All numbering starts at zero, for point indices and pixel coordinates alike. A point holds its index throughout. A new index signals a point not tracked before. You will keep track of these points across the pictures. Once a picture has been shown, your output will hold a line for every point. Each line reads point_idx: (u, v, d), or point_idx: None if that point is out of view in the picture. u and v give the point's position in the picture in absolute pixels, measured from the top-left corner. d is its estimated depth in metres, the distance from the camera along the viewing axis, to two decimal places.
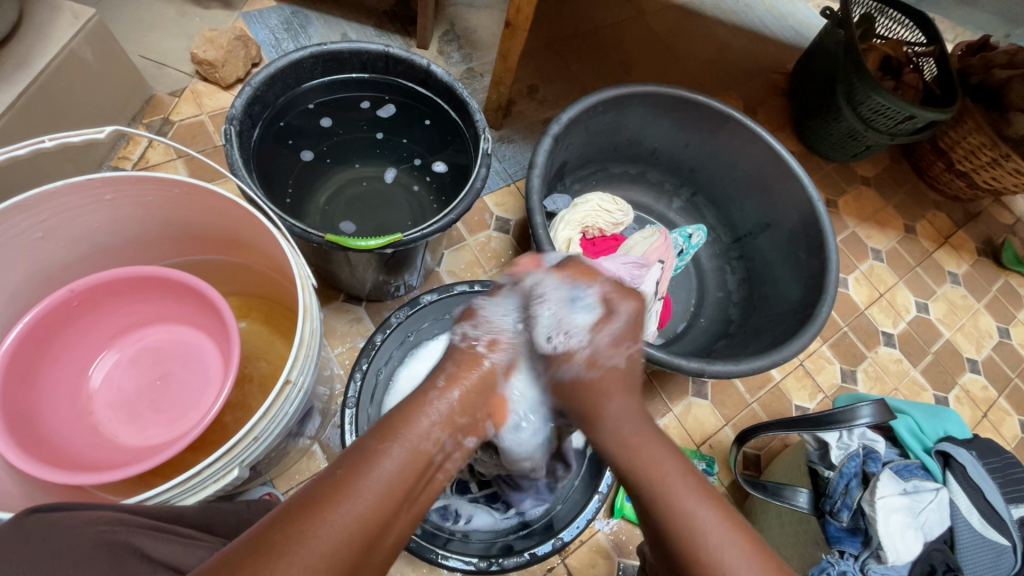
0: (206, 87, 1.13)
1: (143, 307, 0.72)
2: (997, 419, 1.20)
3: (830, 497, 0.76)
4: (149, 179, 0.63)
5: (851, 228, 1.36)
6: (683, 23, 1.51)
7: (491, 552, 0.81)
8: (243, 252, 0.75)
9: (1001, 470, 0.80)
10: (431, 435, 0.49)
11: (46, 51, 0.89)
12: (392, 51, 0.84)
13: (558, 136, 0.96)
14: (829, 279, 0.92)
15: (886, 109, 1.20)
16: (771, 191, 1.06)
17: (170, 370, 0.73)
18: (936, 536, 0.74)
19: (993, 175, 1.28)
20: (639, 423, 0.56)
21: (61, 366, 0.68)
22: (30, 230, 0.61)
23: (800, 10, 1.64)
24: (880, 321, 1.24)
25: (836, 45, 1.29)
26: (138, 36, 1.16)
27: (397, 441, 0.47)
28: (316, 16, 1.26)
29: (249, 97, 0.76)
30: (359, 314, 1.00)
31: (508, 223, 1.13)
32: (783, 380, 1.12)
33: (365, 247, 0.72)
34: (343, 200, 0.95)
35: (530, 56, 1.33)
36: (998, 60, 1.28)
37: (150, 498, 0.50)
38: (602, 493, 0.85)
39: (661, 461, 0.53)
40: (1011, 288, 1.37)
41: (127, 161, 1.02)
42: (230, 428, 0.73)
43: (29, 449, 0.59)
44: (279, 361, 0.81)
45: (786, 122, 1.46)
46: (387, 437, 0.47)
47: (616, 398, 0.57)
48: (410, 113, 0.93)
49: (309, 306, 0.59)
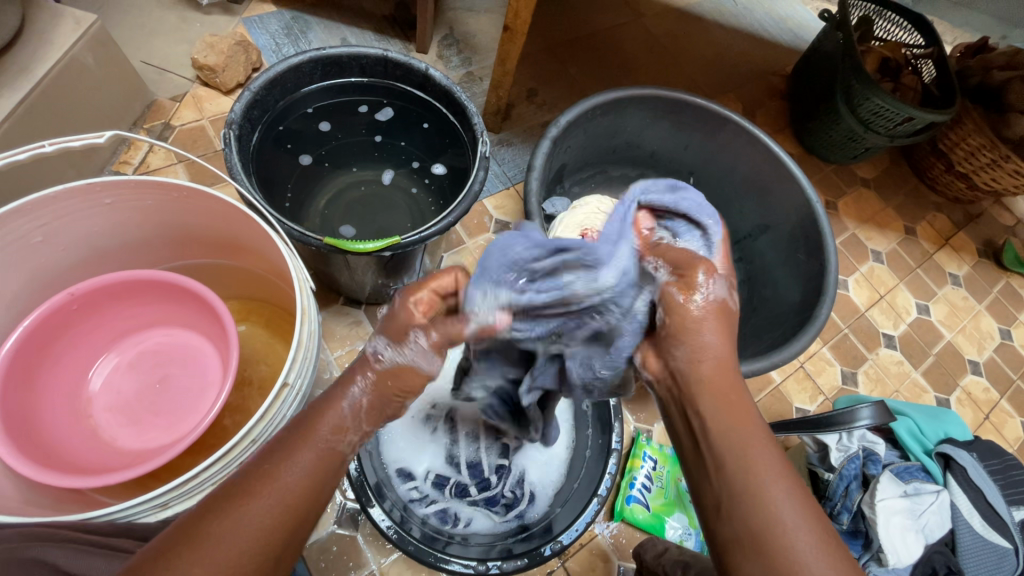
0: (207, 93, 1.14)
1: (143, 310, 0.73)
2: (999, 421, 1.20)
3: (830, 499, 0.77)
4: (148, 184, 0.64)
5: (851, 230, 1.36)
6: (682, 26, 1.51)
7: (490, 556, 0.80)
8: (242, 256, 0.76)
9: (1002, 472, 0.80)
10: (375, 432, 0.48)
11: (48, 57, 0.89)
12: (390, 55, 0.84)
13: (557, 139, 0.96)
14: (829, 280, 0.92)
15: (885, 110, 1.21)
16: (770, 193, 1.06)
17: (168, 373, 0.73)
18: (938, 538, 0.74)
19: (993, 176, 1.28)
20: (738, 385, 0.50)
21: (61, 370, 0.68)
22: (29, 234, 0.61)
23: (798, 13, 1.64)
24: (881, 322, 1.24)
25: (834, 47, 1.29)
26: (139, 42, 1.17)
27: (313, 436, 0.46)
28: (316, 21, 1.26)
29: (248, 101, 0.77)
30: (359, 317, 1.00)
31: (508, 226, 1.13)
32: (784, 382, 1.12)
33: (364, 251, 0.72)
34: (343, 203, 0.95)
35: (529, 60, 1.34)
36: (996, 62, 1.29)
37: (115, 512, 0.49)
38: (601, 496, 0.85)
39: (750, 426, 0.47)
40: (1012, 289, 1.37)
41: (127, 165, 1.03)
42: (228, 431, 0.73)
43: (28, 453, 0.59)
44: (279, 364, 0.81)
45: (786, 124, 1.46)
46: (305, 430, 0.46)
47: (713, 362, 0.50)
48: (408, 116, 0.94)
49: (307, 309, 0.60)
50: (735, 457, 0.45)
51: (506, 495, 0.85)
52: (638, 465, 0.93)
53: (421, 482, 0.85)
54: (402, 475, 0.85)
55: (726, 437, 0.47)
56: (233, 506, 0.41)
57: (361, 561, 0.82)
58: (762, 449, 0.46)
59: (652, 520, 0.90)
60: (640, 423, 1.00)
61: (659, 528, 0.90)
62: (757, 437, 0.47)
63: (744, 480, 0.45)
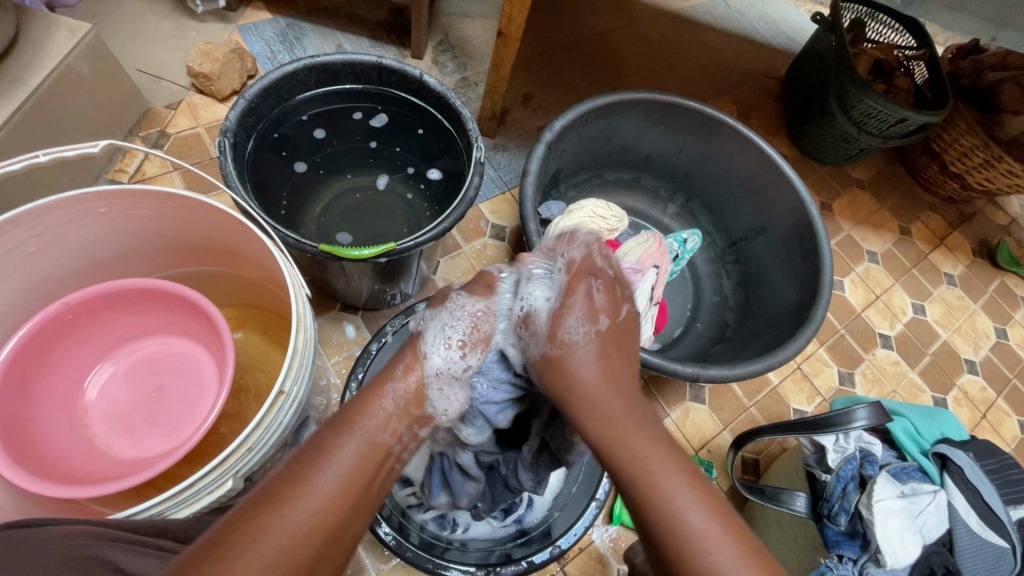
0: (202, 100, 1.14)
1: (139, 319, 0.73)
2: (996, 420, 1.20)
3: (828, 501, 0.76)
4: (144, 193, 0.64)
5: (846, 231, 1.36)
6: (675, 30, 1.52)
7: (490, 561, 0.80)
8: (238, 263, 0.76)
9: (999, 472, 0.80)
10: (387, 428, 0.49)
11: (43, 66, 0.90)
12: (385, 62, 0.84)
13: (551, 143, 0.96)
14: (824, 282, 0.92)
15: (877, 112, 1.21)
16: (765, 196, 1.07)
17: (165, 382, 0.73)
18: (935, 538, 0.74)
19: (987, 176, 1.28)
20: (623, 408, 0.50)
21: (57, 379, 0.68)
22: (24, 244, 0.61)
23: (791, 15, 1.66)
24: (877, 323, 1.25)
25: (827, 50, 1.30)
26: (134, 50, 1.17)
27: (354, 434, 0.47)
28: (311, 28, 1.27)
29: (243, 109, 0.77)
30: (356, 323, 1.00)
31: (504, 230, 1.13)
32: (781, 383, 1.12)
33: (359, 257, 0.72)
34: (339, 209, 0.95)
35: (524, 65, 1.34)
36: (988, 63, 1.30)
37: (137, 513, 0.50)
38: (599, 500, 0.85)
39: (647, 450, 0.47)
40: (1007, 288, 1.38)
41: (123, 173, 1.03)
42: (226, 439, 0.73)
43: (24, 464, 0.59)
44: (275, 371, 0.81)
45: (780, 126, 1.47)
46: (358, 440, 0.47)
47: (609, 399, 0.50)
48: (404, 122, 0.94)
49: (302, 316, 0.59)
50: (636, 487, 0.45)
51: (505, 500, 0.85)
52: None
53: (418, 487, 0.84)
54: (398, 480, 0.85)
55: (628, 469, 0.46)
56: (271, 512, 0.40)
57: (360, 567, 0.82)
58: (664, 469, 0.46)
59: None
60: None
61: None
62: (659, 460, 0.46)
63: (649, 506, 0.45)
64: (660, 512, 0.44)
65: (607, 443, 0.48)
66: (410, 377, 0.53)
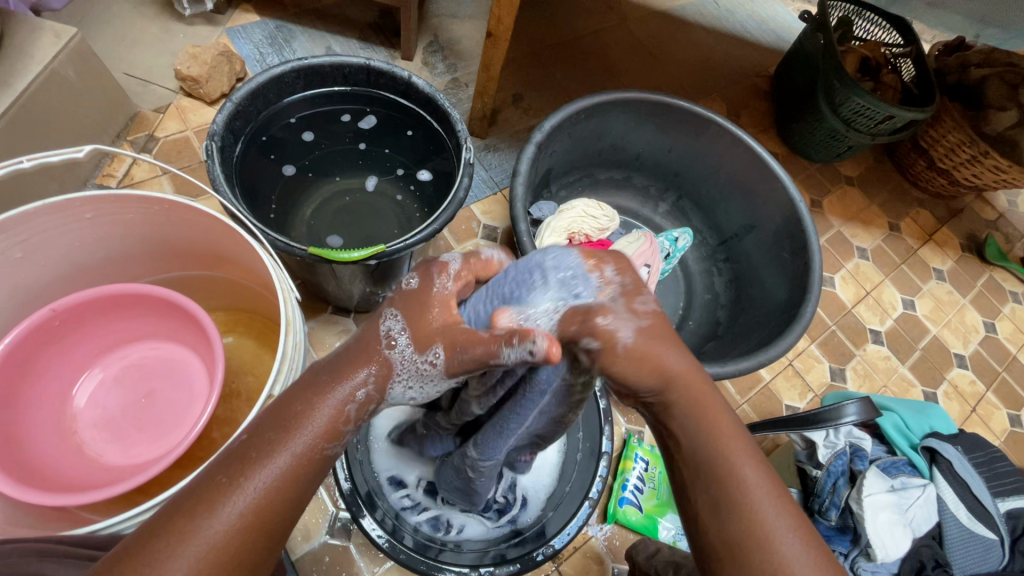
0: (191, 103, 1.13)
1: (128, 324, 0.72)
2: (986, 414, 1.21)
3: (818, 496, 0.77)
4: (131, 198, 0.63)
5: (836, 228, 1.37)
6: (664, 29, 1.53)
7: (484, 562, 0.80)
8: (226, 266, 0.75)
9: (987, 465, 0.81)
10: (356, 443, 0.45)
11: (28, 71, 0.89)
12: (373, 64, 0.84)
13: (541, 143, 0.96)
14: (813, 279, 0.93)
15: (865, 109, 1.22)
16: (755, 194, 1.07)
17: (154, 388, 0.72)
18: (925, 532, 0.75)
19: (974, 172, 1.30)
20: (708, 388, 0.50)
21: (45, 386, 0.67)
22: (9, 250, 0.61)
23: (779, 14, 1.67)
24: (868, 318, 1.26)
25: (815, 48, 1.31)
26: (121, 54, 1.16)
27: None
28: (300, 30, 1.26)
29: (230, 112, 0.76)
30: (348, 325, 0.99)
31: (496, 231, 1.13)
32: (773, 380, 1.13)
33: (349, 260, 0.72)
34: (328, 212, 0.95)
35: (514, 65, 1.35)
36: (973, 60, 1.32)
37: (103, 528, 0.49)
38: (592, 499, 0.85)
39: (724, 429, 0.48)
40: (995, 282, 1.39)
41: (111, 178, 1.02)
42: (217, 443, 0.73)
43: (12, 472, 0.58)
44: (266, 375, 0.80)
45: (769, 124, 1.48)
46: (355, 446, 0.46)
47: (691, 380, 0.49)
48: (392, 124, 0.94)
49: (292, 319, 0.59)
50: (712, 468, 0.46)
51: (498, 500, 0.85)
52: (630, 467, 0.94)
53: (413, 489, 0.85)
54: (392, 483, 0.85)
55: (707, 449, 0.47)
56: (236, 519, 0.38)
57: (354, 570, 0.82)
58: (737, 450, 0.47)
59: (645, 521, 0.90)
60: (632, 424, 1.01)
61: (652, 529, 0.90)
62: (735, 444, 0.47)
63: (725, 486, 0.46)
64: (738, 492, 0.45)
65: (693, 424, 0.48)
66: (368, 370, 0.46)
